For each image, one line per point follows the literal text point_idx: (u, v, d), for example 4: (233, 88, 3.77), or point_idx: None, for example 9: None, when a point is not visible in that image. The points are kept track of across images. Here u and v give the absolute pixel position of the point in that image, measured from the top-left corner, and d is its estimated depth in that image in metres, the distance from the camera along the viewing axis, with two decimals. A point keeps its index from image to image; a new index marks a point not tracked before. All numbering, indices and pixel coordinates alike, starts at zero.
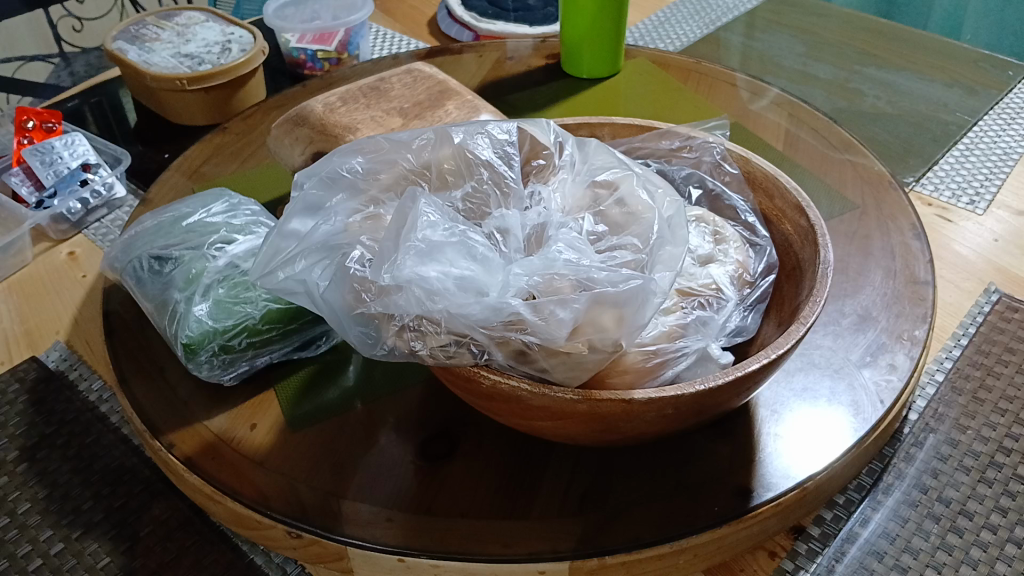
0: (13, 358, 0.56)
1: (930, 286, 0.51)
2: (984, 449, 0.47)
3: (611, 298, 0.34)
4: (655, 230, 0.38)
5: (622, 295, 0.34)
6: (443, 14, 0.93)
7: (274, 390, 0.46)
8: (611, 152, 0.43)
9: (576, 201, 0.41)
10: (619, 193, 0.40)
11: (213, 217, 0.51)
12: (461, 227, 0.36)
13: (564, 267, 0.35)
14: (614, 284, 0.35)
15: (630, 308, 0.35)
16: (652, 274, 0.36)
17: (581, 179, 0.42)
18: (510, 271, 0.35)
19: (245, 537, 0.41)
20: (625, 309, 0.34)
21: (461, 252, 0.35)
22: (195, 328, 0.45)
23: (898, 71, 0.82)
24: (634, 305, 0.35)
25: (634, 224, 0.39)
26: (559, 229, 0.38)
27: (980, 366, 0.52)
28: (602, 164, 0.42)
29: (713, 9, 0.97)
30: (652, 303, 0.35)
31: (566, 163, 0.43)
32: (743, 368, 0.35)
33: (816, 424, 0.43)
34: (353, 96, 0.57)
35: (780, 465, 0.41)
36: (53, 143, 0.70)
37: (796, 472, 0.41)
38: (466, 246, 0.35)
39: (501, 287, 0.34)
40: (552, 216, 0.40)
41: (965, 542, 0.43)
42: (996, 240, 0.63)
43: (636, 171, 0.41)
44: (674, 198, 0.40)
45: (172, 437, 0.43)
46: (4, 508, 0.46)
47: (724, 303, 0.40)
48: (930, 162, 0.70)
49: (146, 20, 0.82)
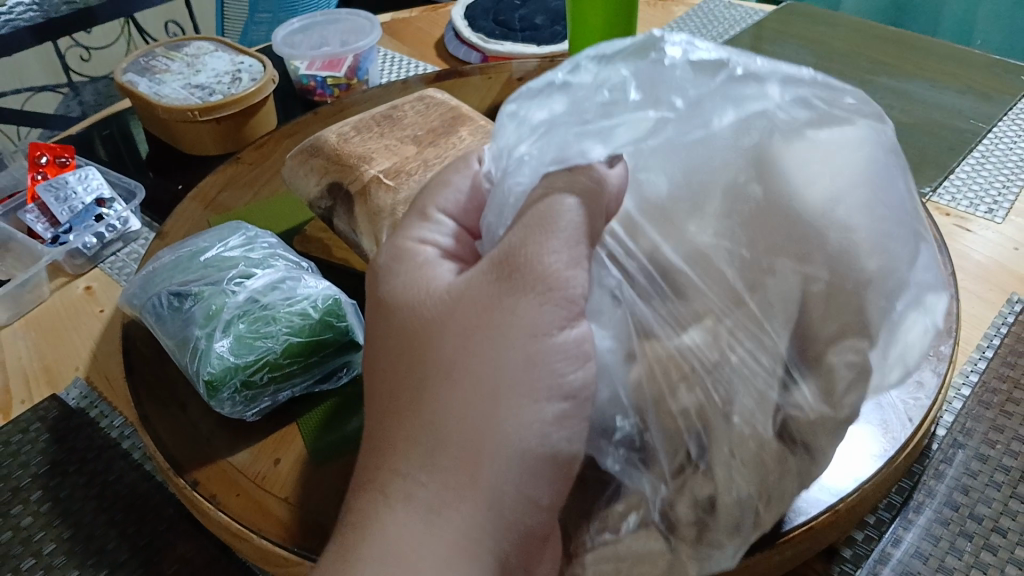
0: (33, 397, 0.56)
1: (953, 298, 0.51)
2: (1014, 464, 0.46)
3: (829, 276, 0.34)
4: (837, 172, 0.35)
5: (857, 266, 0.34)
6: (450, 35, 0.93)
7: (296, 425, 0.46)
8: (616, 50, 0.39)
9: (579, 97, 0.38)
10: (621, 80, 0.38)
11: (230, 251, 0.51)
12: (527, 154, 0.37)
13: (570, 207, 0.33)
14: (832, 235, 0.34)
15: (871, 309, 0.35)
16: (877, 214, 0.35)
17: (588, 86, 0.38)
18: (503, 183, 0.37)
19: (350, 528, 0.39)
20: (865, 306, 0.35)
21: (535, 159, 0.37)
22: (217, 364, 0.45)
23: (910, 80, 0.81)
24: (887, 300, 0.35)
25: (757, 129, 0.36)
26: (559, 128, 0.37)
27: (1007, 379, 0.51)
28: (611, 65, 0.38)
29: (721, 22, 0.97)
30: (901, 326, 0.36)
31: (559, 86, 0.39)
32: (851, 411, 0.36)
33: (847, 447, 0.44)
34: (366, 125, 0.59)
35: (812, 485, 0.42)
36: (66, 179, 0.70)
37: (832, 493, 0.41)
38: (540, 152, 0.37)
39: (562, 250, 0.32)
40: (544, 131, 0.38)
41: (999, 559, 0.42)
42: (1016, 249, 0.62)
43: (661, 53, 0.38)
44: (760, 87, 0.36)
45: (197, 474, 0.43)
46: (30, 549, 0.46)
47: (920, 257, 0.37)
48: (946, 171, 0.70)
49: (156, 51, 0.83)
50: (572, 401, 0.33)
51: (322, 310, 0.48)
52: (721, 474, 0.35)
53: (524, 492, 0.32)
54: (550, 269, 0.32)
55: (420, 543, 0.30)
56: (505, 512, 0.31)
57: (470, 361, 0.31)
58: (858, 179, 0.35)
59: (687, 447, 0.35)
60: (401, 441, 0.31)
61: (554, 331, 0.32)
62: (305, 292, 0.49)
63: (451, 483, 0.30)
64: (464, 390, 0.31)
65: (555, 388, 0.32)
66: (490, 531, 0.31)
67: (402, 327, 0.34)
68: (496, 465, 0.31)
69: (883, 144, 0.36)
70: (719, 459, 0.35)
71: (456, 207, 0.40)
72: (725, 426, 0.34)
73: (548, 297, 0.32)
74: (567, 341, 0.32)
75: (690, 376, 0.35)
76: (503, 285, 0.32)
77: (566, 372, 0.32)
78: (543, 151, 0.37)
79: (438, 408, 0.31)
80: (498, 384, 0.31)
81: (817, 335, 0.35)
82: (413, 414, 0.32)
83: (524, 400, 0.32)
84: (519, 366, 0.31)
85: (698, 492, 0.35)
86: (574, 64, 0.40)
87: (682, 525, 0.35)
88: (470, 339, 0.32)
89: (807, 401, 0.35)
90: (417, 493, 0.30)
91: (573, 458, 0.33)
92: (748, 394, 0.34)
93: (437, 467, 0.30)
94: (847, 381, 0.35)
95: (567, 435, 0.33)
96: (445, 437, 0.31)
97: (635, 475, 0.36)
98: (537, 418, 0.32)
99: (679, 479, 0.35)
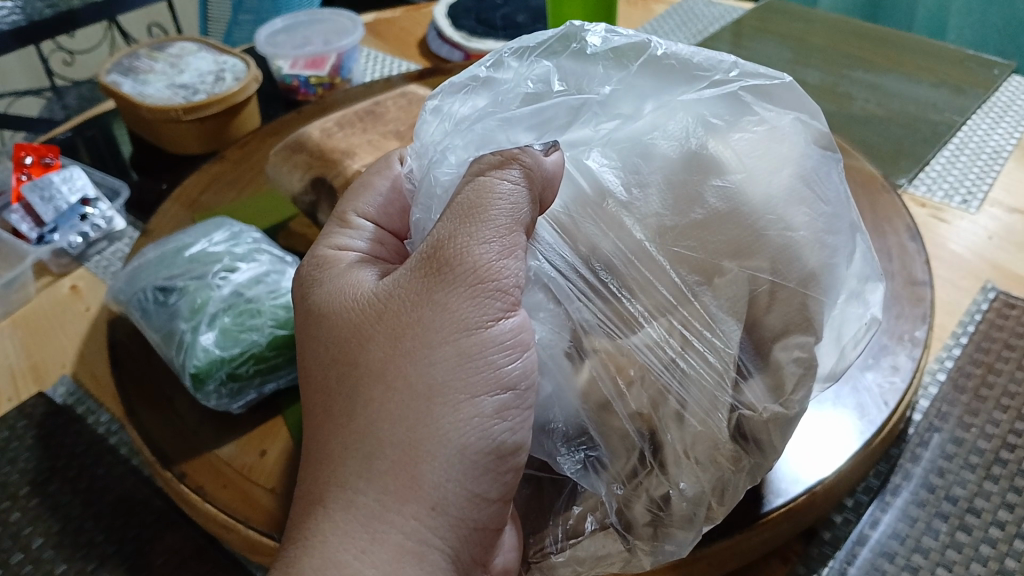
0: (20, 394, 0.56)
1: (928, 285, 0.52)
2: (989, 446, 0.47)
3: (773, 273, 0.35)
4: (772, 170, 0.36)
5: (800, 263, 0.35)
6: (432, 34, 0.94)
7: (282, 416, 0.47)
8: (536, 41, 0.40)
9: (500, 92, 0.39)
10: (544, 71, 0.38)
11: (216, 246, 0.52)
12: (449, 147, 0.38)
13: (503, 192, 0.34)
14: (773, 233, 0.35)
15: (816, 304, 0.35)
16: (816, 211, 0.35)
17: (511, 80, 0.39)
18: (430, 174, 0.38)
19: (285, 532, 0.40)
20: (808, 303, 0.35)
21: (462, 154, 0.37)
22: (203, 357, 0.45)
23: (885, 74, 0.82)
24: (829, 297, 0.35)
25: (694, 129, 0.36)
26: (483, 120, 0.38)
27: (980, 363, 0.52)
28: (534, 60, 0.39)
29: (700, 20, 0.98)
30: (837, 313, 0.37)
31: (483, 82, 0.40)
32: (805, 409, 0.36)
33: (813, 427, 0.45)
34: (348, 121, 0.62)
35: (788, 470, 0.43)
36: (51, 178, 0.69)
37: (804, 477, 0.42)
38: (467, 148, 0.37)
39: (493, 238, 0.34)
40: (468, 124, 0.38)
41: (974, 539, 0.43)
42: (990, 237, 0.63)
43: (582, 43, 0.38)
44: (690, 85, 0.37)
45: (184, 466, 0.43)
46: (18, 543, 0.46)
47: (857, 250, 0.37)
48: (921, 163, 0.71)
49: (139, 51, 0.83)
50: (513, 395, 0.34)
51: None
52: (673, 475, 0.35)
53: (470, 487, 0.32)
54: (480, 259, 0.33)
55: (364, 544, 0.30)
56: (451, 510, 0.31)
57: (402, 363, 0.32)
58: (788, 172, 0.36)
59: (639, 449, 0.35)
60: (338, 447, 0.32)
61: (487, 323, 0.33)
62: (289, 286, 0.50)
63: (392, 485, 0.31)
64: (397, 392, 0.32)
65: (494, 382, 0.33)
66: (437, 529, 0.31)
67: (336, 339, 0.35)
68: (437, 462, 0.31)
69: (808, 134, 0.37)
70: (672, 457, 0.35)
71: (378, 208, 0.43)
72: (675, 429, 0.35)
73: (477, 288, 0.33)
74: (502, 332, 0.33)
75: (640, 377, 0.35)
76: (431, 281, 0.33)
77: (504, 364, 0.33)
78: (467, 143, 0.37)
79: (373, 411, 0.32)
80: (430, 383, 0.32)
81: (761, 330, 0.35)
82: (350, 422, 0.32)
83: (460, 396, 0.32)
84: (451, 362, 0.32)
85: (653, 492, 0.36)
86: (498, 60, 0.41)
87: (639, 525, 0.36)
88: (400, 341, 0.33)
89: (757, 399, 0.35)
90: (355, 490, 0.31)
91: (518, 450, 0.34)
92: (702, 393, 0.35)
93: (373, 468, 0.31)
94: (796, 379, 0.35)
95: (509, 427, 0.33)
96: (382, 439, 0.31)
97: (590, 480, 0.37)
98: (476, 413, 0.32)
99: (633, 480, 0.36)
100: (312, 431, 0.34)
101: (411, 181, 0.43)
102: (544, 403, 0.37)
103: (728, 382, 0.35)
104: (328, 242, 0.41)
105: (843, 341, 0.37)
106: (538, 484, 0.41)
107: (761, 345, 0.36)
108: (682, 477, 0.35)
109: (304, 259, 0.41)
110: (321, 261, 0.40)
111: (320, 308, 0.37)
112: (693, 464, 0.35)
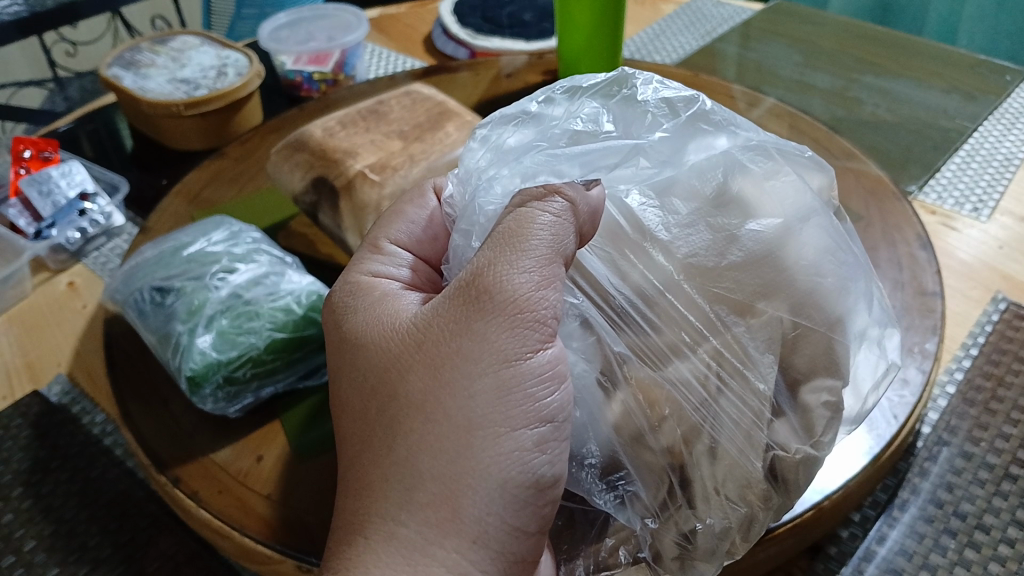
0: (15, 393, 0.55)
1: (938, 296, 0.51)
2: (998, 461, 0.46)
3: (799, 315, 0.36)
4: (800, 215, 0.37)
5: (829, 309, 0.36)
6: (439, 31, 0.93)
7: (278, 422, 0.46)
8: (587, 84, 0.40)
9: (548, 126, 0.38)
10: (593, 112, 0.38)
11: (214, 246, 0.51)
12: (495, 173, 0.37)
13: (543, 223, 0.34)
14: (804, 279, 0.36)
15: (842, 349, 0.36)
16: (841, 260, 0.37)
17: (560, 116, 0.38)
18: (474, 202, 0.37)
19: (303, 543, 0.39)
20: (833, 346, 0.36)
21: (510, 180, 0.36)
22: (199, 360, 0.45)
23: (895, 78, 0.81)
24: (852, 342, 0.37)
25: (731, 173, 0.37)
26: (532, 154, 0.37)
27: (990, 376, 0.51)
28: (582, 100, 0.39)
29: (708, 20, 0.97)
30: (852, 362, 0.37)
31: (534, 115, 0.39)
32: (830, 451, 0.37)
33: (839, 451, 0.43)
34: (351, 120, 0.62)
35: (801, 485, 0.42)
36: (49, 172, 0.68)
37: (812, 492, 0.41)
38: (514, 174, 0.36)
39: (532, 269, 0.33)
40: (516, 156, 0.37)
41: (982, 557, 0.42)
42: (1000, 247, 0.62)
43: (632, 89, 0.39)
44: (729, 136, 0.37)
45: (179, 471, 0.43)
46: (10, 546, 0.45)
47: (874, 296, 0.38)
48: (931, 170, 0.70)
49: (141, 45, 0.82)
50: (551, 427, 0.33)
51: (305, 306, 0.48)
52: (700, 510, 0.36)
53: (510, 521, 0.31)
54: (520, 290, 0.32)
55: None
56: (492, 544, 0.31)
57: (442, 396, 0.32)
58: (817, 219, 0.37)
59: (670, 481, 0.36)
60: (376, 481, 0.32)
61: (526, 354, 0.32)
62: (288, 288, 0.49)
63: (433, 518, 0.30)
64: (436, 425, 0.31)
65: (533, 414, 0.32)
66: (478, 562, 0.31)
67: (372, 367, 0.34)
68: (477, 495, 0.31)
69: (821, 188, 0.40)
70: (701, 493, 0.36)
71: (405, 233, 0.42)
72: (707, 466, 0.36)
73: (518, 320, 0.32)
74: (541, 363, 0.33)
75: (673, 414, 0.36)
76: (470, 312, 0.32)
77: (543, 396, 0.33)
78: (513, 174, 0.36)
79: (412, 443, 0.31)
80: (470, 417, 0.31)
81: (793, 370, 0.37)
82: (388, 453, 0.32)
83: (500, 430, 0.31)
84: (490, 396, 0.32)
85: (681, 526, 0.36)
86: (548, 96, 0.40)
87: (667, 558, 0.37)
88: (439, 373, 0.32)
89: (789, 438, 0.36)
90: (398, 522, 0.30)
91: (556, 482, 0.33)
92: (737, 430, 0.35)
93: (412, 503, 0.31)
94: (825, 421, 0.36)
95: (548, 460, 0.32)
96: (422, 473, 0.31)
97: (626, 514, 0.37)
98: (516, 447, 0.32)
99: (663, 513, 0.37)
100: (348, 461, 0.34)
101: (451, 208, 0.41)
102: (580, 434, 0.37)
103: (763, 422, 0.36)
104: (360, 268, 0.40)
105: (862, 390, 0.38)
106: (570, 515, 0.41)
107: (794, 384, 0.37)
108: (710, 513, 0.36)
109: (335, 285, 0.40)
110: (354, 288, 0.39)
111: (356, 335, 0.36)
112: (722, 500, 0.36)
